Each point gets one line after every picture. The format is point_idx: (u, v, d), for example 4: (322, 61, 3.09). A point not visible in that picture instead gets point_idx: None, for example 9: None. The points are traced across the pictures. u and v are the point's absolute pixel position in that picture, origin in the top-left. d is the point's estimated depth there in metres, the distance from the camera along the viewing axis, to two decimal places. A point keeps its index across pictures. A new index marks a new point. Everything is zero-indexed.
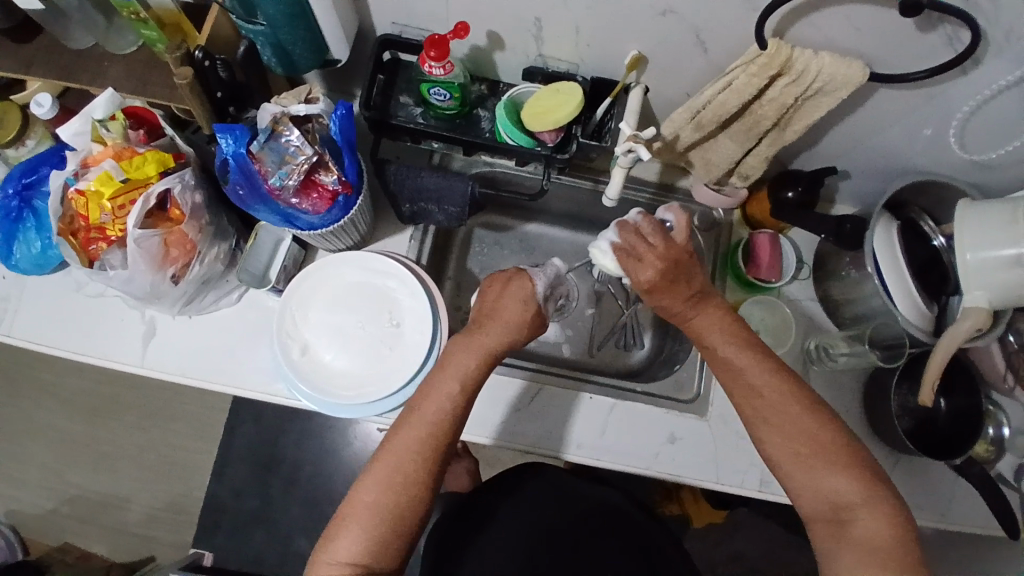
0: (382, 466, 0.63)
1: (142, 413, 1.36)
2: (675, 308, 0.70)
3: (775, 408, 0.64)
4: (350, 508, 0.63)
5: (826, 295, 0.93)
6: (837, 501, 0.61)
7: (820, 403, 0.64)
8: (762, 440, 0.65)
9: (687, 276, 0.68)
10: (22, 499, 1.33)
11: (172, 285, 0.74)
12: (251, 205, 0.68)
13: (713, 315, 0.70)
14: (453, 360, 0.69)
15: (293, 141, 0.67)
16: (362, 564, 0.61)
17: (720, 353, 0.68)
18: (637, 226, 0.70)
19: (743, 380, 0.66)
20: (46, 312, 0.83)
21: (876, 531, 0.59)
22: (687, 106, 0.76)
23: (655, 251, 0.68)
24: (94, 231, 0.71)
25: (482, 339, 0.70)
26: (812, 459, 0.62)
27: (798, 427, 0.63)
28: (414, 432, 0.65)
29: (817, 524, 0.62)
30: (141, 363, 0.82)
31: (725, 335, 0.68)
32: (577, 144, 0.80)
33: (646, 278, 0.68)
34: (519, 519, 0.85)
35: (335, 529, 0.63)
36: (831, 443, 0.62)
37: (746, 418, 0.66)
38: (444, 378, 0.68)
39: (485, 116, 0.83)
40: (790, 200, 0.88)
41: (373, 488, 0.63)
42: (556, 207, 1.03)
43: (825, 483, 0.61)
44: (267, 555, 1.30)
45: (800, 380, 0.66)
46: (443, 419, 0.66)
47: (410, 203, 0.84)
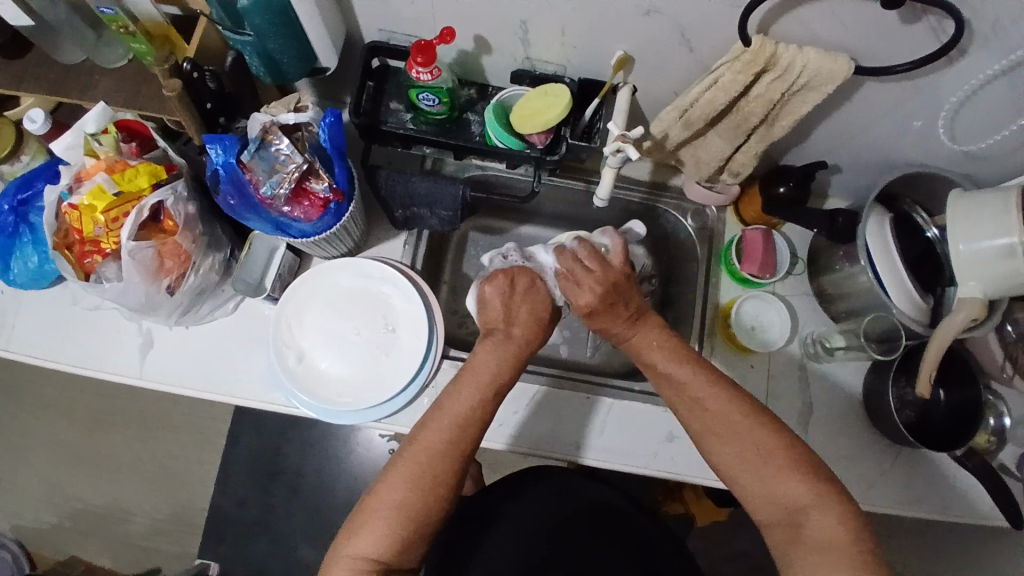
0: (410, 462, 0.63)
1: (143, 424, 1.36)
2: (612, 329, 0.72)
3: (719, 419, 0.64)
4: (374, 503, 0.62)
5: (821, 289, 0.93)
6: (788, 505, 0.60)
7: (756, 406, 0.64)
8: (711, 454, 0.65)
9: (623, 297, 0.72)
10: (26, 513, 1.33)
11: (167, 296, 0.75)
12: (242, 214, 0.68)
13: (649, 333, 0.72)
14: (482, 360, 0.70)
15: (283, 149, 0.68)
16: (380, 563, 0.60)
17: (659, 369, 0.70)
18: (574, 252, 0.75)
19: (688, 394, 0.67)
20: (44, 326, 0.83)
21: (831, 531, 0.58)
22: (675, 105, 0.77)
23: (592, 274, 0.72)
24: (88, 244, 0.71)
25: (506, 342, 0.71)
26: (758, 462, 0.62)
27: (742, 435, 0.63)
28: (445, 430, 0.65)
29: (773, 530, 0.61)
30: (139, 374, 0.82)
31: (663, 352, 0.70)
32: (566, 146, 0.80)
33: (585, 301, 0.72)
34: (520, 518, 0.86)
35: (356, 524, 0.62)
36: (781, 446, 0.62)
37: (694, 431, 0.66)
38: (474, 376, 0.69)
39: (475, 120, 0.83)
40: (782, 195, 0.88)
41: (400, 482, 0.62)
42: (549, 209, 1.03)
43: (777, 489, 0.60)
44: (271, 564, 1.31)
45: (737, 389, 0.66)
46: (473, 417, 0.67)
47: (403, 208, 0.85)
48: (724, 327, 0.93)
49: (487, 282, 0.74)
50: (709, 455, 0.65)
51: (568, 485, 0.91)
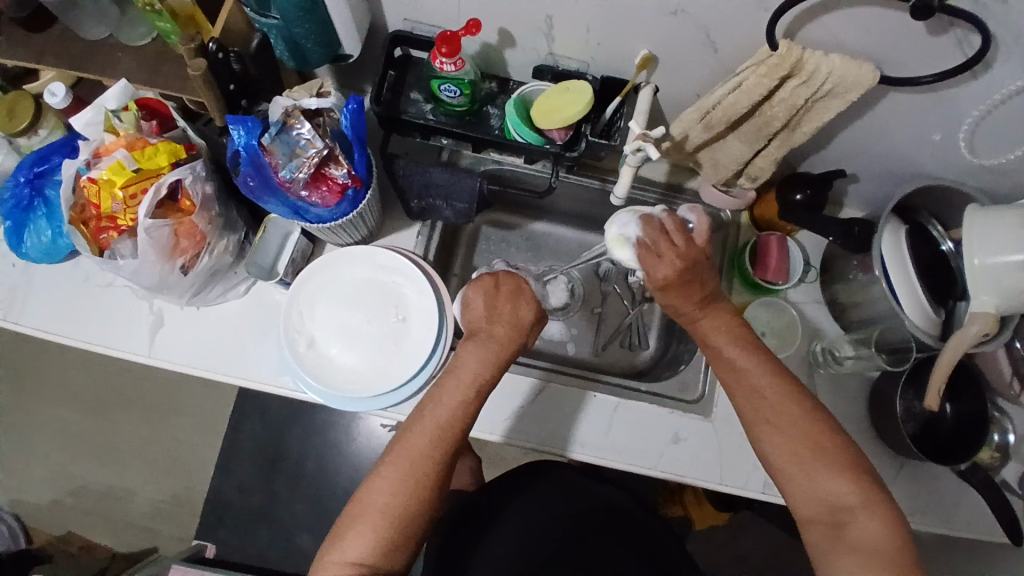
0: (394, 468, 0.64)
1: (146, 405, 1.36)
2: (682, 308, 0.69)
3: (778, 411, 0.64)
4: (360, 509, 0.63)
5: (832, 298, 0.93)
6: (835, 503, 0.61)
7: (816, 406, 0.64)
8: (761, 442, 0.64)
9: (699, 278, 0.68)
10: (27, 488, 1.34)
11: (180, 276, 0.75)
12: (261, 197, 0.68)
13: (719, 317, 0.69)
14: (464, 363, 0.69)
15: (304, 134, 0.68)
16: (368, 566, 0.61)
17: (724, 354, 0.68)
18: (658, 222, 0.71)
19: (748, 383, 0.65)
20: (55, 302, 0.83)
21: (877, 534, 0.59)
22: (697, 106, 0.76)
23: (674, 249, 0.68)
24: (105, 220, 0.71)
25: (490, 345, 0.70)
26: (805, 457, 0.62)
27: (798, 429, 0.63)
28: (426, 435, 0.65)
29: (814, 526, 0.62)
30: (149, 353, 0.82)
31: (731, 338, 0.68)
32: (586, 143, 0.80)
33: (663, 275, 0.68)
34: (524, 516, 0.85)
35: (344, 530, 0.62)
36: (827, 446, 0.62)
37: (748, 418, 0.65)
38: (457, 380, 0.68)
39: (495, 113, 0.83)
40: (799, 202, 0.88)
41: (383, 488, 0.63)
42: (563, 206, 1.03)
43: (824, 487, 0.61)
44: (269, 549, 1.31)
45: (796, 384, 0.65)
46: (455, 421, 0.67)
47: (419, 199, 0.85)
48: None
49: (472, 289, 0.73)
50: (758, 444, 0.65)
51: (572, 485, 0.90)
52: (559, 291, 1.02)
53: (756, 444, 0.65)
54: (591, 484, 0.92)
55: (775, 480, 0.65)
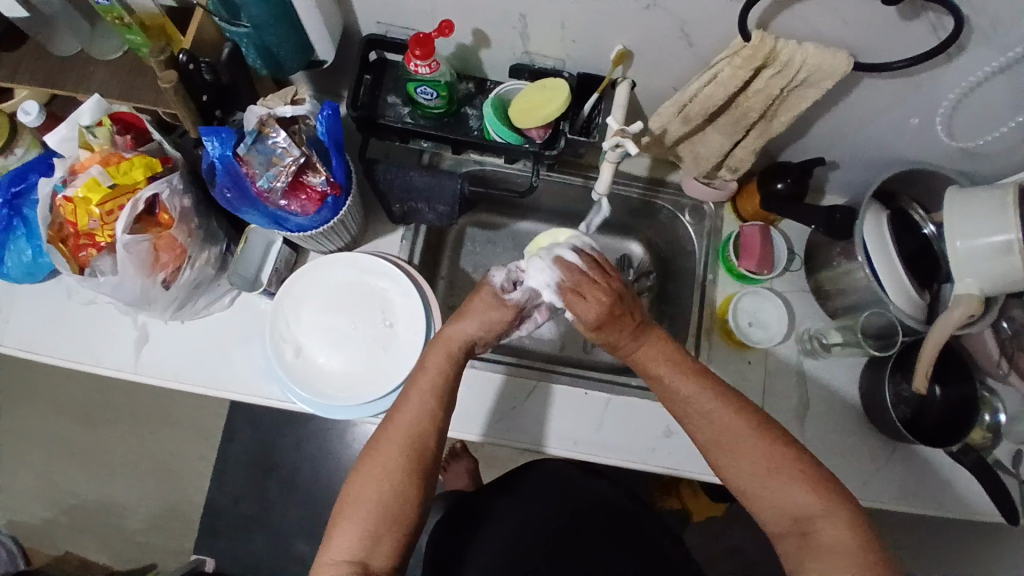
0: (373, 464, 0.64)
1: (139, 420, 1.36)
2: (618, 342, 0.68)
3: (721, 434, 0.64)
4: (346, 507, 0.63)
5: (817, 285, 0.93)
6: (797, 514, 0.60)
7: (764, 421, 0.64)
8: (719, 466, 0.64)
9: (629, 311, 0.67)
10: (20, 509, 1.33)
11: (162, 290, 0.74)
12: (239, 208, 0.68)
13: (657, 346, 0.68)
14: (432, 360, 0.69)
15: (280, 142, 0.67)
16: (360, 563, 0.60)
17: (666, 383, 0.67)
18: (570, 265, 0.70)
19: (694, 410, 0.65)
20: (39, 321, 0.83)
21: (839, 537, 0.58)
22: (674, 100, 0.77)
23: (598, 291, 0.67)
24: (83, 238, 0.71)
25: (455, 339, 0.71)
26: (758, 470, 0.62)
27: (749, 448, 0.63)
28: (400, 431, 0.65)
29: (783, 538, 0.62)
30: (134, 369, 0.82)
31: (669, 364, 0.67)
32: (565, 140, 0.79)
33: (593, 318, 0.67)
34: (515, 510, 0.87)
35: (333, 531, 0.62)
36: (782, 458, 0.62)
37: (697, 442, 0.65)
38: (426, 378, 0.68)
39: (473, 114, 0.83)
40: (780, 191, 0.88)
41: (366, 485, 0.63)
42: (547, 204, 1.03)
43: (783, 498, 0.61)
44: (267, 560, 1.30)
45: (746, 403, 0.65)
46: (428, 418, 0.66)
47: (400, 203, 0.84)
48: (722, 325, 0.93)
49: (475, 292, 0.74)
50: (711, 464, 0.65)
51: (563, 480, 0.93)
52: None
53: (712, 467, 0.65)
54: (581, 479, 0.94)
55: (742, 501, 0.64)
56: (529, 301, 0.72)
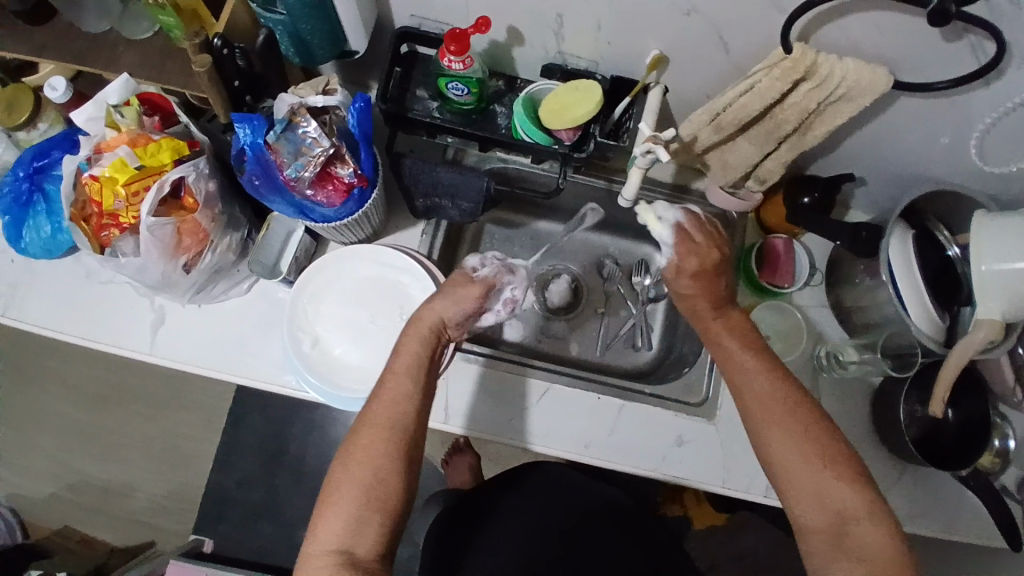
0: (354, 450, 0.63)
1: (146, 399, 1.36)
2: (699, 305, 0.70)
3: (777, 419, 0.63)
4: (329, 495, 0.61)
5: (837, 301, 0.93)
6: (839, 512, 0.60)
7: (819, 413, 0.64)
8: (768, 446, 0.63)
9: (722, 275, 0.71)
10: (22, 483, 1.33)
11: (183, 274, 0.73)
12: (266, 196, 0.68)
13: (733, 321, 0.70)
14: (407, 343, 0.69)
15: (310, 132, 0.66)
16: (346, 552, 0.59)
17: (734, 355, 0.67)
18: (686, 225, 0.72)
19: (755, 387, 0.65)
20: (56, 298, 0.82)
21: (878, 542, 0.58)
22: (707, 108, 0.75)
23: (709, 241, 0.71)
24: (106, 218, 0.70)
25: (425, 321, 0.70)
26: (801, 458, 0.62)
27: (806, 435, 0.62)
28: (381, 413, 0.64)
29: (816, 536, 0.61)
30: (150, 351, 0.81)
31: (740, 339, 0.68)
32: (594, 143, 0.78)
33: (693, 265, 0.70)
34: (519, 511, 0.87)
35: (317, 519, 0.61)
36: (835, 453, 0.61)
37: (752, 421, 0.64)
38: (402, 361, 0.68)
39: (502, 112, 0.82)
40: (807, 205, 0.87)
41: (347, 473, 0.61)
42: (568, 205, 1.02)
43: (828, 493, 0.60)
44: (269, 544, 1.31)
45: (804, 394, 0.65)
46: (406, 402, 0.65)
47: (424, 197, 0.82)
48: None
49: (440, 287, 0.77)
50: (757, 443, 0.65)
51: (566, 482, 0.93)
52: (562, 290, 1.02)
53: (761, 450, 0.64)
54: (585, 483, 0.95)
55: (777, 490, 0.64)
56: (495, 278, 0.76)
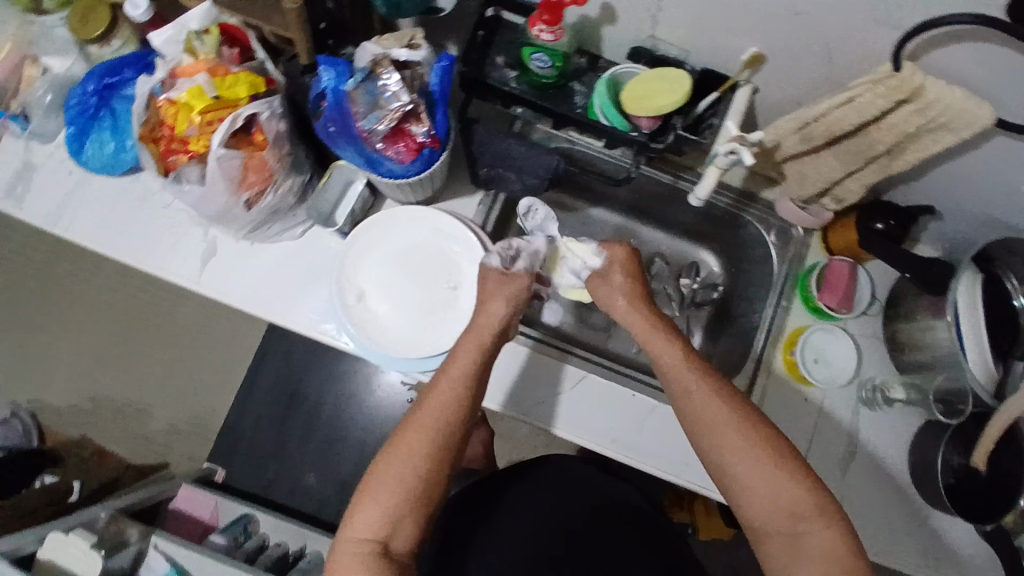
0: (399, 448, 0.66)
1: (178, 326, 1.38)
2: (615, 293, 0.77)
3: (717, 421, 0.66)
4: (370, 486, 0.65)
5: (892, 335, 0.90)
6: (792, 512, 0.62)
7: (754, 410, 0.66)
8: (710, 446, 0.66)
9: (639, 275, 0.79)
10: (48, 389, 1.36)
11: (244, 210, 0.73)
12: (339, 143, 0.66)
13: (651, 318, 0.75)
14: (464, 348, 0.71)
15: (390, 85, 0.65)
16: (381, 543, 0.64)
17: (657, 351, 0.72)
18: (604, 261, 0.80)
19: (683, 385, 0.68)
20: (110, 216, 0.83)
21: (829, 541, 0.60)
22: (796, 116, 0.72)
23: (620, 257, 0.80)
24: (176, 143, 0.69)
25: (484, 332, 0.72)
26: (747, 456, 0.64)
27: (743, 432, 0.64)
28: (430, 415, 0.67)
29: (770, 537, 0.63)
30: (197, 281, 0.82)
31: (662, 337, 0.72)
32: (674, 136, 0.75)
33: (621, 254, 0.80)
34: (523, 511, 0.85)
35: (355, 507, 0.66)
36: (784, 450, 0.64)
37: (693, 425, 0.67)
38: (457, 365, 0.70)
39: (580, 91, 0.78)
40: (880, 231, 0.85)
41: (389, 468, 0.65)
42: (625, 197, 1.00)
43: (779, 492, 0.62)
44: (276, 484, 1.33)
45: (735, 391, 0.67)
46: (456, 407, 0.68)
47: (488, 166, 0.79)
48: (788, 355, 0.87)
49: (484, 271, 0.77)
50: (704, 447, 0.67)
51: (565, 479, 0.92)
52: None
53: (707, 452, 0.66)
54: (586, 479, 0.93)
55: (727, 492, 0.66)
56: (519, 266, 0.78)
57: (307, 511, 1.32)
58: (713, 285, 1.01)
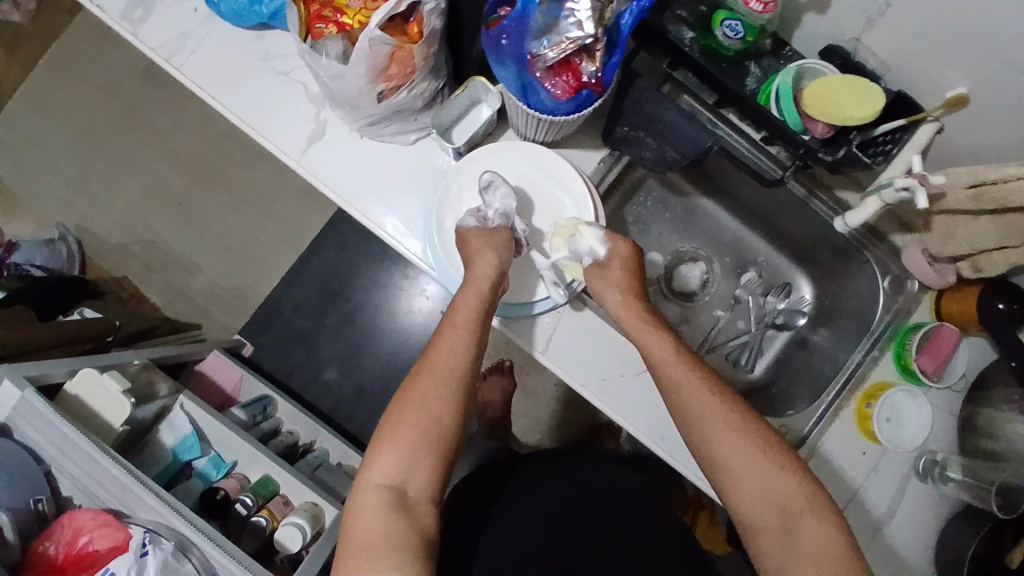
0: (411, 397, 0.69)
1: (240, 193, 1.36)
2: (614, 286, 0.77)
3: (707, 415, 0.68)
4: (386, 434, 0.67)
5: (970, 416, 0.85)
6: (784, 504, 0.64)
7: (737, 402, 0.69)
8: (700, 443, 0.68)
9: (635, 272, 0.80)
10: (103, 220, 1.36)
11: (374, 101, 0.68)
12: (501, 59, 0.61)
13: (638, 313, 0.75)
14: (466, 298, 0.73)
15: (576, 12, 0.59)
16: (397, 488, 0.65)
17: (647, 347, 0.73)
18: (599, 255, 0.78)
19: (672, 379, 0.70)
20: (227, 69, 0.78)
21: (822, 533, 0.62)
22: (974, 169, 0.67)
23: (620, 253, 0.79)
24: (330, 11, 0.66)
25: (479, 283, 0.73)
26: (734, 450, 0.66)
27: (729, 428, 0.67)
28: (436, 363, 0.71)
29: (767, 533, 0.64)
30: (297, 160, 0.78)
31: (654, 332, 0.74)
32: (846, 152, 0.68)
33: (625, 249, 0.79)
34: (522, 511, 0.78)
35: (370, 455, 0.67)
36: (774, 443, 0.67)
37: (683, 422, 0.69)
38: (460, 315, 0.73)
39: (753, 73, 0.71)
40: (999, 311, 0.80)
41: (403, 416, 0.68)
42: (740, 197, 0.95)
43: (770, 480, 0.65)
44: (297, 373, 1.33)
45: (716, 383, 0.70)
46: (460, 356, 0.71)
47: (630, 126, 0.73)
48: (862, 405, 0.84)
49: (477, 230, 0.76)
50: (693, 443, 0.69)
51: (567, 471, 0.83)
52: (693, 276, 1.00)
53: (699, 449, 0.68)
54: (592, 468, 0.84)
55: (720, 488, 0.67)
56: (493, 220, 0.77)
57: (319, 408, 1.33)
58: (799, 310, 0.98)
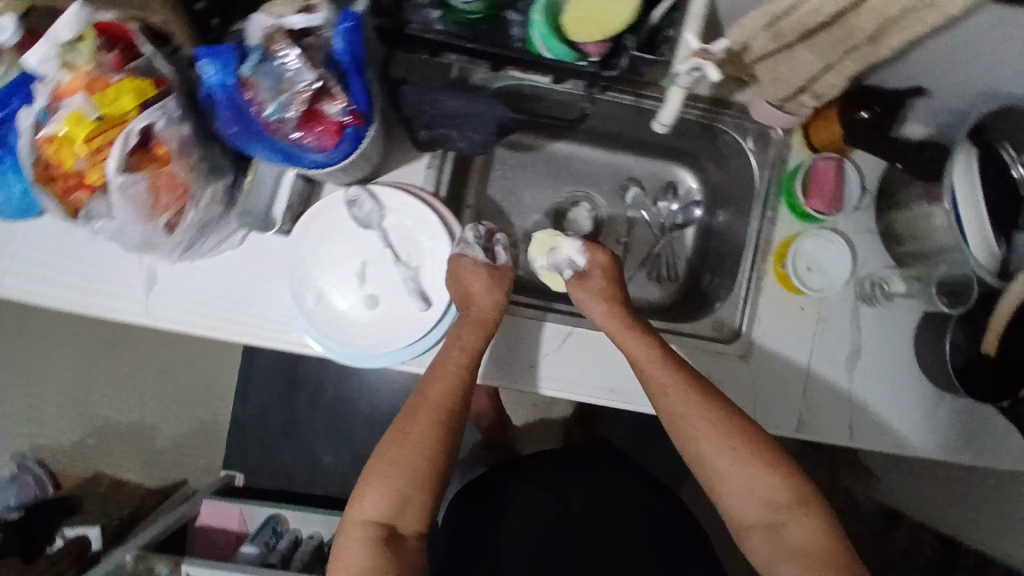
0: (406, 434, 0.67)
1: (156, 340, 1.34)
2: (594, 293, 0.76)
3: (690, 412, 0.68)
4: (374, 471, 0.66)
5: (888, 227, 0.83)
6: (771, 503, 0.66)
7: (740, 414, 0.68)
8: (694, 439, 0.68)
9: (618, 275, 0.78)
10: (45, 430, 1.32)
11: (166, 236, 0.66)
12: (246, 145, 0.58)
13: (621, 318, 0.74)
14: (464, 334, 0.71)
15: (290, 63, 0.56)
16: (387, 524, 0.65)
17: (630, 352, 0.71)
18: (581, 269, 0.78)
19: (659, 382, 0.69)
20: (34, 264, 0.74)
21: (805, 533, 0.65)
22: (765, 10, 0.63)
23: (601, 261, 0.78)
24: (72, 179, 0.61)
25: (482, 316, 0.73)
26: (723, 450, 0.67)
27: (724, 430, 0.67)
28: (432, 404, 0.69)
29: (752, 531, 0.67)
30: (146, 314, 0.75)
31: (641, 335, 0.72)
32: (627, 59, 0.67)
33: (602, 259, 0.78)
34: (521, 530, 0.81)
35: (360, 489, 0.66)
36: (764, 445, 0.67)
37: (675, 424, 0.69)
38: (454, 358, 0.70)
39: (516, 20, 0.68)
40: (864, 120, 0.78)
41: (400, 450, 0.67)
42: (590, 125, 0.92)
43: (758, 480, 0.66)
44: (295, 474, 1.32)
45: (711, 391, 0.69)
46: (456, 396, 0.69)
47: (428, 127, 0.76)
48: (778, 267, 0.83)
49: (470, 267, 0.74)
50: (682, 442, 0.69)
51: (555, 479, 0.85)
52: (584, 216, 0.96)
53: (690, 446, 0.69)
54: None
55: (710, 485, 0.69)
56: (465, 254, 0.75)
57: (332, 493, 1.32)
58: (692, 202, 0.96)
